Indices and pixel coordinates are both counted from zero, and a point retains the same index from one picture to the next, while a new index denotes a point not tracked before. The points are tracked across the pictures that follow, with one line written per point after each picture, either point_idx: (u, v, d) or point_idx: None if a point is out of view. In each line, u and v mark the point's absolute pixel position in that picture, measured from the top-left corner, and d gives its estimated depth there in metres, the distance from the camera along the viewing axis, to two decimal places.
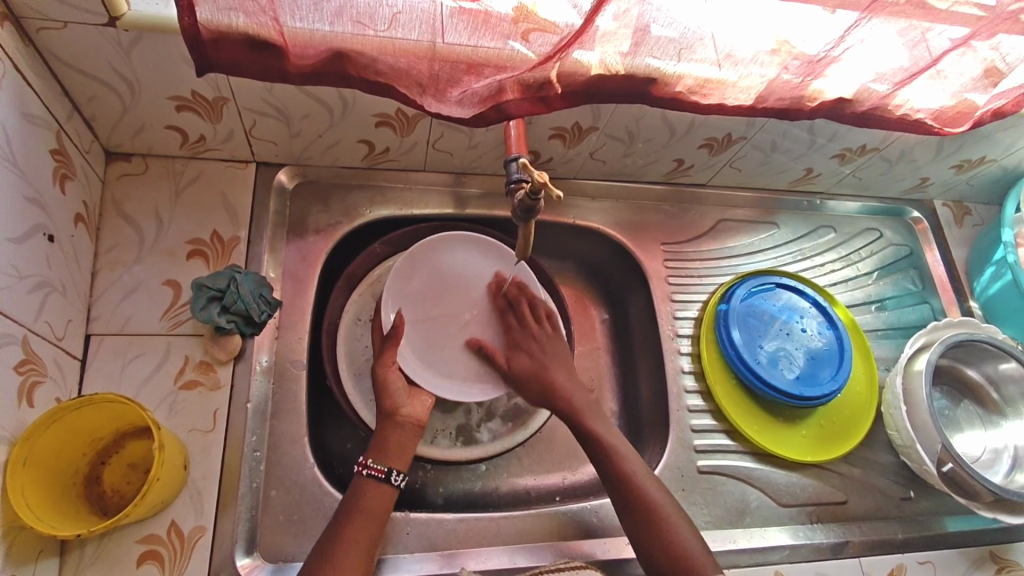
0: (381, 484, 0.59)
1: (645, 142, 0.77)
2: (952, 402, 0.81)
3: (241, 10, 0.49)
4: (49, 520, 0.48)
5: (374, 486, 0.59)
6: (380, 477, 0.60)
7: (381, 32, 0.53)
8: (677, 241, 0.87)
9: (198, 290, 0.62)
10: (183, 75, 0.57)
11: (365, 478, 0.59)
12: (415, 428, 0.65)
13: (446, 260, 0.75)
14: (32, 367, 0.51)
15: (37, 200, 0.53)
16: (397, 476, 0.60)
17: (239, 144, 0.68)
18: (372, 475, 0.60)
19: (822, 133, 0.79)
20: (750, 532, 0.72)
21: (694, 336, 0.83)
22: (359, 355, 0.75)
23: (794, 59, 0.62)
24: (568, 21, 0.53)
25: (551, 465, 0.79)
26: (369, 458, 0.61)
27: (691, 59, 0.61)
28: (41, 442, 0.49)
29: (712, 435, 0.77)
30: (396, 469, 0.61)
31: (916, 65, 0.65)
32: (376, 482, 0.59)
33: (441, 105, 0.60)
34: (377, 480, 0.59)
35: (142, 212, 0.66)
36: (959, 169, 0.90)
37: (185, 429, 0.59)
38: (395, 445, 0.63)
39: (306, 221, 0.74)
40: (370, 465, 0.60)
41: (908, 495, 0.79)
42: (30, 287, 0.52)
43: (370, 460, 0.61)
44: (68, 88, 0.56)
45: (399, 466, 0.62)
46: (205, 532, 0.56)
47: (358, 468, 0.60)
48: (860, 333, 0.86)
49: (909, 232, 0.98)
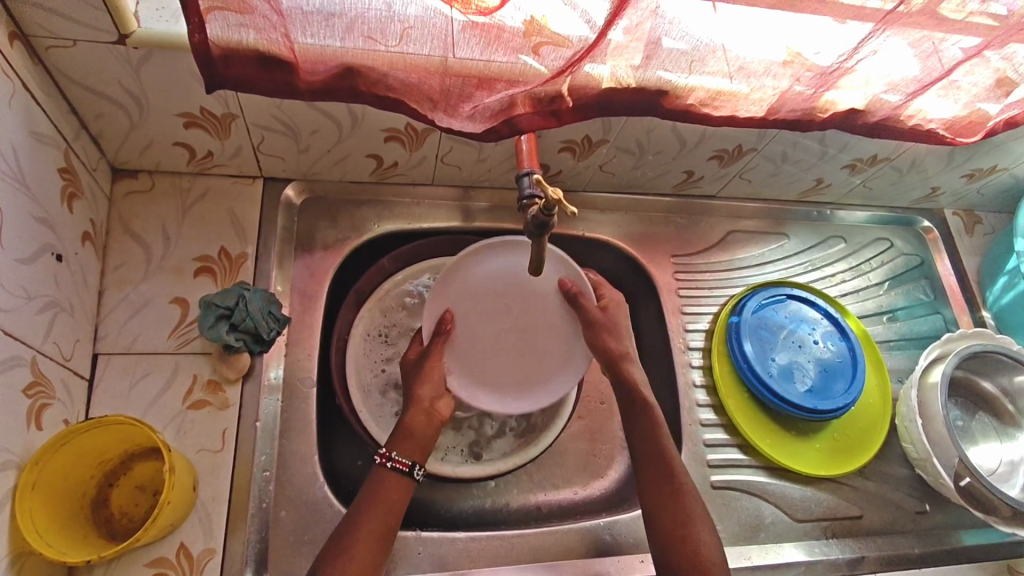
0: (401, 477, 0.59)
1: (656, 154, 0.76)
2: (967, 414, 0.80)
3: (252, 27, 0.49)
4: (59, 545, 0.47)
5: (392, 479, 0.59)
6: (402, 470, 0.59)
7: (392, 47, 0.53)
8: (687, 253, 0.87)
9: (207, 308, 0.61)
10: (192, 91, 0.56)
11: (386, 469, 0.59)
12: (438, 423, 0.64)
13: (484, 262, 0.65)
14: (40, 389, 0.51)
15: (45, 220, 0.52)
16: (419, 471, 0.60)
17: (247, 159, 0.68)
18: (395, 467, 0.59)
19: (833, 144, 0.78)
20: (766, 548, 0.71)
21: (705, 349, 0.82)
22: (368, 371, 0.74)
23: (807, 70, 0.61)
24: (580, 35, 0.53)
25: (562, 481, 0.78)
26: (394, 450, 0.60)
27: (703, 71, 0.60)
28: (50, 466, 0.48)
29: (725, 449, 0.76)
30: (419, 463, 0.61)
31: (929, 76, 0.64)
32: (397, 474, 0.59)
33: (453, 119, 0.60)
34: (399, 473, 0.59)
35: (149, 229, 0.66)
36: (970, 179, 0.89)
37: (194, 449, 0.59)
38: (420, 435, 0.62)
39: (315, 236, 0.73)
40: (394, 457, 0.59)
41: (923, 508, 0.78)
42: (39, 308, 0.51)
43: (395, 452, 0.60)
44: (76, 106, 0.56)
45: (420, 460, 0.61)
46: (214, 555, 0.55)
47: (380, 459, 0.59)
48: (873, 344, 0.85)
49: (920, 242, 0.97)
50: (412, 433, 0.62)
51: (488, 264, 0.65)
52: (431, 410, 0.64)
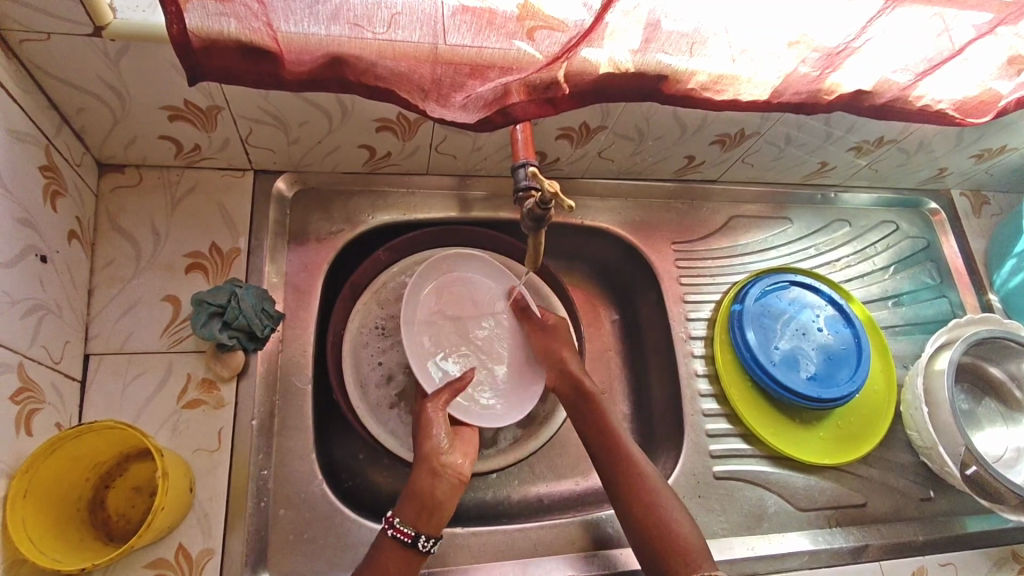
0: (404, 549, 0.55)
1: (656, 140, 0.74)
2: (973, 399, 0.79)
3: (232, 16, 0.47)
4: (53, 553, 0.47)
5: (397, 551, 0.55)
6: (406, 540, 0.55)
7: (380, 34, 0.50)
8: (688, 240, 0.85)
9: (199, 306, 0.60)
10: (175, 84, 0.54)
11: (387, 538, 0.55)
12: (452, 481, 0.60)
13: (461, 269, 0.74)
14: (29, 395, 0.50)
15: (27, 221, 0.51)
16: (425, 542, 0.56)
17: (236, 152, 0.66)
18: (397, 537, 0.55)
19: (838, 125, 0.76)
20: (768, 537, 0.71)
21: (707, 338, 0.81)
22: (365, 365, 0.72)
23: (813, 52, 0.59)
24: (576, 19, 0.50)
25: (563, 472, 0.77)
26: (397, 516, 0.56)
27: (704, 54, 0.58)
28: (42, 473, 0.48)
29: (727, 439, 0.75)
30: (426, 533, 0.56)
31: (939, 56, 0.61)
32: (399, 546, 0.55)
33: (445, 110, 0.58)
34: (401, 545, 0.55)
35: (138, 225, 0.64)
36: (979, 159, 0.87)
37: (190, 449, 0.58)
38: (427, 499, 0.58)
39: (308, 229, 0.72)
40: (397, 525, 0.56)
41: (928, 494, 0.77)
42: (24, 312, 0.50)
43: (398, 518, 0.56)
44: (55, 101, 0.54)
45: (430, 529, 0.57)
46: (213, 555, 0.55)
47: (384, 525, 0.56)
48: (877, 329, 0.84)
49: (926, 224, 0.95)
50: (418, 496, 0.58)
51: (468, 274, 0.75)
52: (440, 470, 0.60)
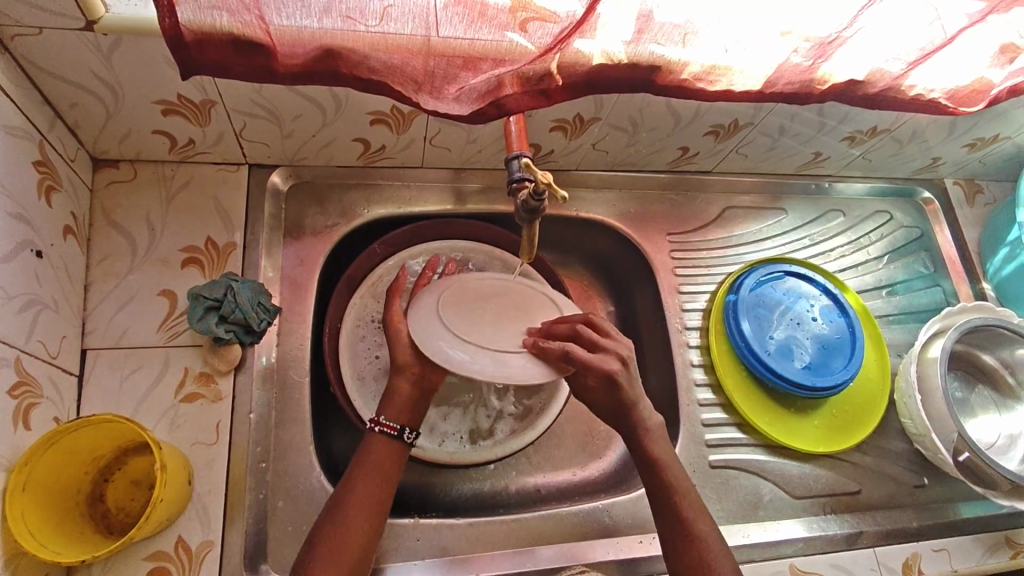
0: (392, 441, 0.59)
1: (650, 132, 0.75)
2: (967, 387, 0.80)
3: (224, 9, 0.47)
4: (53, 546, 0.47)
5: (384, 442, 0.59)
6: (391, 433, 0.59)
7: (372, 27, 0.51)
8: (683, 231, 0.86)
9: (194, 300, 0.60)
10: (166, 77, 0.54)
11: (375, 434, 0.59)
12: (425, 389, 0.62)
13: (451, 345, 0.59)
14: (27, 389, 0.50)
15: (22, 216, 0.51)
16: (410, 435, 0.60)
17: (230, 146, 0.66)
18: (384, 432, 0.59)
19: (832, 115, 0.76)
20: (764, 524, 0.71)
21: (702, 328, 0.81)
22: (362, 358, 0.72)
23: (805, 41, 0.59)
24: (568, 10, 0.51)
25: (560, 463, 0.78)
26: (381, 415, 0.60)
27: (697, 44, 0.58)
28: (40, 467, 0.48)
29: (723, 428, 0.76)
30: (410, 427, 0.60)
31: (932, 45, 0.61)
32: (386, 437, 0.59)
33: (439, 102, 0.58)
34: (388, 437, 0.59)
35: (133, 220, 0.64)
36: (972, 148, 0.87)
37: (188, 443, 0.58)
38: (404, 399, 0.61)
39: (303, 223, 0.72)
40: (382, 423, 0.59)
41: (921, 482, 0.78)
42: (20, 308, 0.50)
43: (382, 417, 0.60)
44: (48, 96, 0.54)
45: (412, 423, 0.61)
46: (213, 547, 0.56)
47: (370, 425, 0.59)
48: (871, 319, 0.85)
49: (920, 214, 0.95)
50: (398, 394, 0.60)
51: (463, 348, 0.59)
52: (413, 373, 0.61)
